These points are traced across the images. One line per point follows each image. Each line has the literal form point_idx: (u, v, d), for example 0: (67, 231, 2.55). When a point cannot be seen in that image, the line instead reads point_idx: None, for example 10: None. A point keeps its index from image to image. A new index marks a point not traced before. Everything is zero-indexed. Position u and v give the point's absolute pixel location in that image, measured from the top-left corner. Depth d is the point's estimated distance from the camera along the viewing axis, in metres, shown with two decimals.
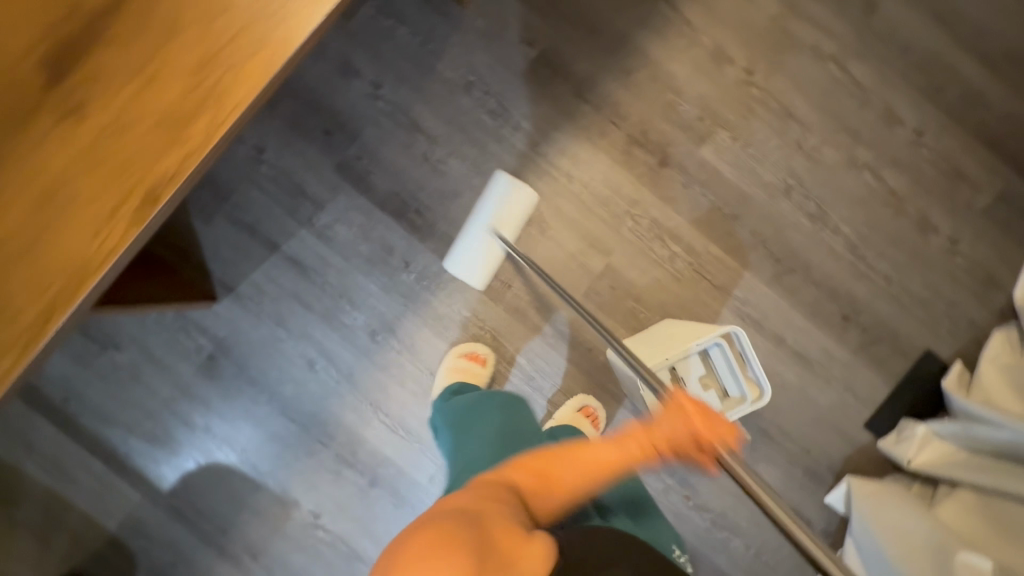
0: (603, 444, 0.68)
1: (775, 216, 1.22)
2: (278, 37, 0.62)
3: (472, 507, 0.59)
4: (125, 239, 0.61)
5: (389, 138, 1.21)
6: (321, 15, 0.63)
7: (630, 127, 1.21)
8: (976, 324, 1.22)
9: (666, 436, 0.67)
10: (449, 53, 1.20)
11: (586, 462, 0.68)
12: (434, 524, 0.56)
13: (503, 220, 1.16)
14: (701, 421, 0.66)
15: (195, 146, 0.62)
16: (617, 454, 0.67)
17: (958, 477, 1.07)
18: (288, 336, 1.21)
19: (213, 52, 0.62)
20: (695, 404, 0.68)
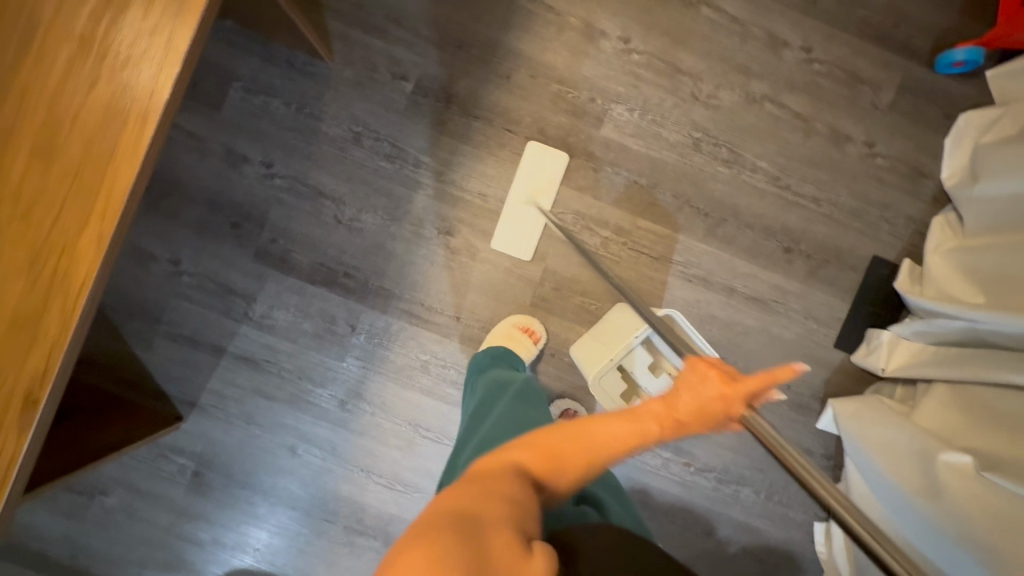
0: (612, 418, 0.59)
1: (692, 173, 1.21)
2: (98, 212, 0.69)
3: (488, 501, 0.49)
4: (22, 439, 0.68)
5: (297, 212, 1.20)
6: (130, 180, 0.70)
7: (527, 130, 1.20)
8: (914, 218, 1.22)
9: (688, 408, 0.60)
10: (329, 112, 1.19)
11: (596, 437, 0.58)
12: (424, 533, 0.45)
13: (538, 189, 1.18)
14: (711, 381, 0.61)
15: (54, 338, 0.69)
16: (630, 429, 0.58)
17: (929, 373, 1.08)
18: (263, 430, 1.21)
19: (46, 228, 0.69)
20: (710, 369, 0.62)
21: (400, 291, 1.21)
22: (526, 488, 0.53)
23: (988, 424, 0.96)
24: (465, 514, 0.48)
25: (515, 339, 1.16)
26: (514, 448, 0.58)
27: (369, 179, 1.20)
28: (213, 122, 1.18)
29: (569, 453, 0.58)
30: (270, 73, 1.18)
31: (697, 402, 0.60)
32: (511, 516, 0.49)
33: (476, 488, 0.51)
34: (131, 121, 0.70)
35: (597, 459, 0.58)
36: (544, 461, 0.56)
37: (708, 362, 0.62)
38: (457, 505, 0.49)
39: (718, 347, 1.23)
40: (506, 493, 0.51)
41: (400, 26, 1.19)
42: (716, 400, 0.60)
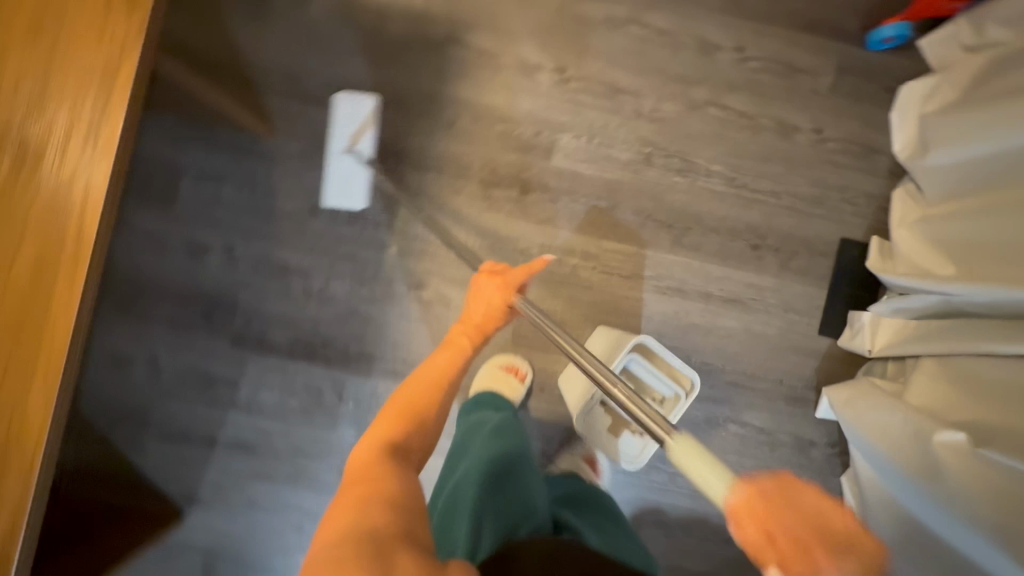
0: (427, 368, 0.90)
1: (648, 187, 1.22)
2: (52, 341, 0.79)
3: (367, 504, 0.64)
4: (11, 551, 0.78)
5: (267, 291, 1.20)
6: (80, 310, 0.80)
7: (479, 172, 1.20)
8: (874, 194, 1.23)
9: (481, 315, 0.99)
10: (282, 189, 1.20)
11: (418, 383, 0.87)
12: (334, 557, 0.57)
13: (354, 138, 1.18)
14: (495, 279, 1.00)
15: (32, 461, 0.78)
16: (437, 371, 0.89)
17: (914, 349, 1.07)
18: (267, 512, 1.20)
19: (16, 405, 0.78)
20: (494, 274, 1.00)
21: (381, 352, 1.21)
22: (398, 469, 0.71)
23: (979, 394, 0.93)
24: (352, 520, 0.62)
25: (501, 380, 1.16)
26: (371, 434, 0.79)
27: (333, 247, 1.20)
28: (169, 218, 1.19)
29: (402, 412, 0.82)
30: (218, 160, 1.19)
31: (484, 302, 0.98)
32: (393, 503, 0.65)
33: (356, 480, 0.69)
34: (65, 263, 0.80)
35: (433, 394, 0.86)
36: (399, 427, 0.79)
37: (484, 274, 1.01)
38: (344, 517, 0.63)
39: (704, 353, 1.23)
40: (386, 486, 0.68)
41: (338, 94, 1.20)
42: (500, 287, 0.99)
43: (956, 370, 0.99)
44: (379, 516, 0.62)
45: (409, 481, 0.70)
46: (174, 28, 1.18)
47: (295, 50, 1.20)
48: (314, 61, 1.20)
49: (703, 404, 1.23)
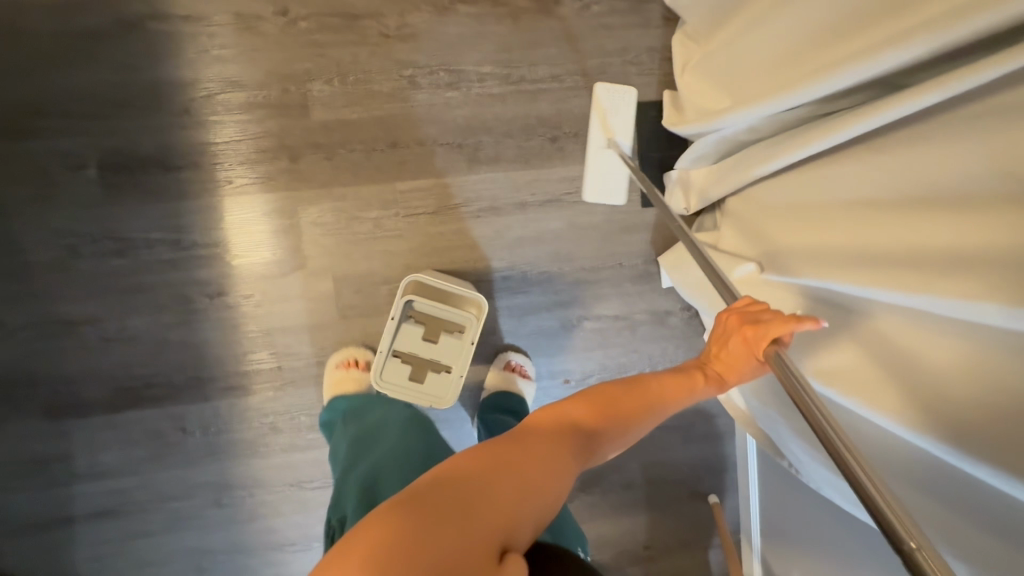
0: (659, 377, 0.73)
1: (425, 111, 1.12)
2: None
3: (500, 475, 0.53)
4: None
5: (61, 351, 1.09)
6: None
7: (240, 154, 1.09)
8: (654, 47, 1.17)
9: (724, 359, 0.74)
10: (29, 240, 1.07)
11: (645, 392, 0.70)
12: (417, 508, 0.48)
13: None
14: (751, 329, 0.69)
15: None
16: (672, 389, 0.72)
17: (713, 194, 1.04)
18: (160, 564, 1.16)
19: None
20: (742, 316, 0.72)
21: (211, 371, 1.13)
22: (563, 466, 0.57)
23: (764, 222, 0.92)
24: (474, 477, 0.52)
25: (342, 378, 1.09)
26: (564, 404, 0.66)
27: (113, 284, 1.09)
28: None
29: (621, 406, 0.68)
30: None
31: (733, 358, 0.72)
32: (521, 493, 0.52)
33: (520, 444, 0.57)
34: None
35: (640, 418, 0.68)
36: (593, 420, 0.65)
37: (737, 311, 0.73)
38: (461, 471, 0.52)
39: (539, 263, 1.19)
40: (532, 470, 0.55)
41: (47, 117, 1.05)
42: (750, 343, 0.70)
43: (749, 207, 0.97)
44: (499, 493, 0.51)
45: (558, 484, 0.56)
46: None
47: None
48: (4, 88, 1.04)
49: (554, 312, 1.21)
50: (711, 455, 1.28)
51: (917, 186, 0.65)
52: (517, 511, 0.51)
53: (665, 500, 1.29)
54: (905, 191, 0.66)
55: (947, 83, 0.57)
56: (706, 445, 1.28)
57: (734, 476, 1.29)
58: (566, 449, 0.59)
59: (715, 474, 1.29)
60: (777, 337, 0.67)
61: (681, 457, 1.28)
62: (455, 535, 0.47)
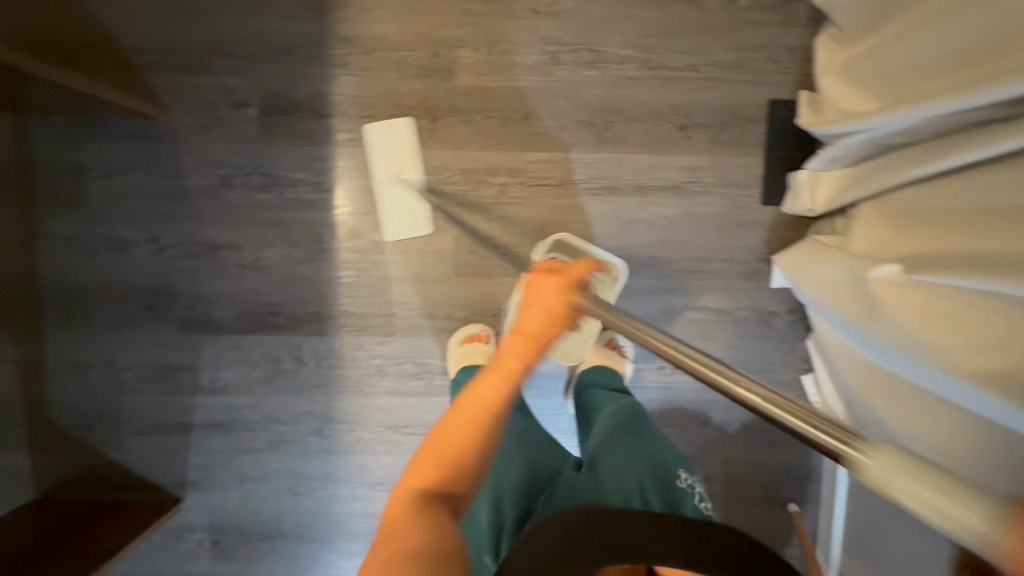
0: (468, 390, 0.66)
1: (561, 87, 1.16)
2: None
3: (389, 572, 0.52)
4: None
5: (202, 272, 1.19)
6: None
7: (385, 109, 1.16)
8: (796, 47, 1.17)
9: (536, 321, 0.71)
10: (190, 166, 1.16)
11: (463, 412, 0.64)
12: None
13: None
14: (552, 287, 0.73)
15: None
16: (489, 388, 0.65)
17: (851, 197, 1.03)
18: (259, 482, 1.24)
19: None
20: (546, 274, 0.75)
21: (329, 309, 1.20)
22: (427, 526, 0.56)
23: (906, 228, 0.91)
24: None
25: (467, 351, 1.15)
26: (403, 480, 0.63)
27: (255, 215, 1.17)
28: (85, 220, 1.17)
29: (450, 439, 0.63)
30: (120, 151, 1.16)
31: (545, 314, 0.72)
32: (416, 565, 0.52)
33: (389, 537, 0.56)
34: None
35: (482, 416, 0.64)
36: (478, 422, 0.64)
37: (539, 271, 0.76)
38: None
39: (650, 247, 1.21)
40: (412, 542, 0.55)
41: (220, 56, 1.14)
42: (559, 293, 0.73)
43: (889, 211, 0.96)
44: None
45: (441, 528, 0.56)
46: (32, 21, 1.12)
47: (165, 19, 1.13)
48: (188, 26, 1.14)
49: (658, 297, 1.22)
50: (796, 462, 1.27)
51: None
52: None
53: (742, 500, 1.28)
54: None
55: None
56: (792, 451, 1.27)
57: (818, 488, 1.27)
58: (422, 518, 0.57)
59: (798, 482, 1.27)
60: (578, 276, 0.78)
61: (765, 459, 1.27)
62: None
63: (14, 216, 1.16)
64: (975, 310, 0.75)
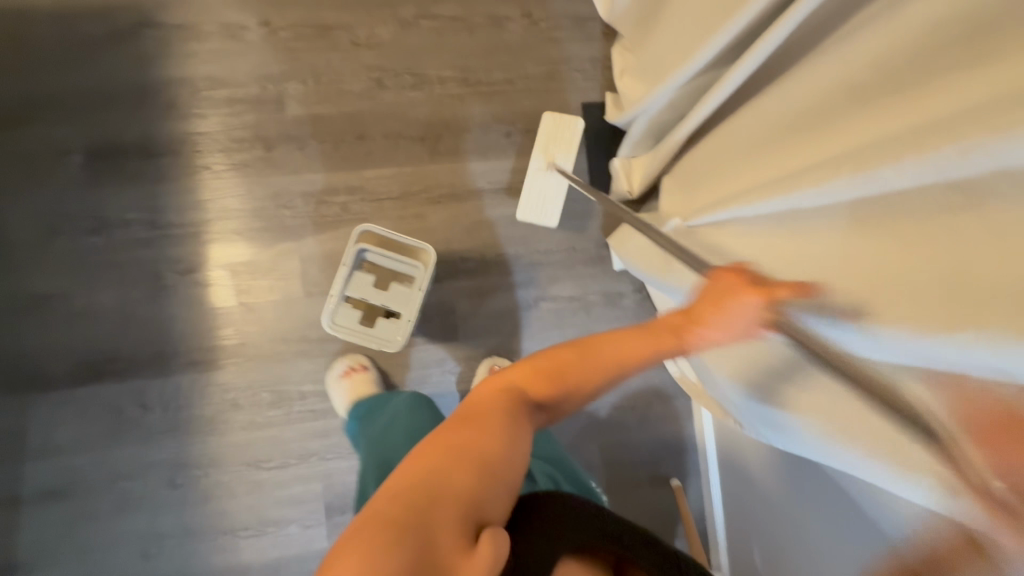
0: (624, 334, 0.74)
1: (390, 109, 1.25)
2: None
3: (461, 462, 0.54)
4: None
5: (29, 326, 1.12)
6: None
7: (218, 143, 1.19)
8: (597, 57, 1.32)
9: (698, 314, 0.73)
10: (12, 218, 1.13)
11: (610, 354, 0.71)
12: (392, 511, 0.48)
13: None
14: (737, 291, 0.70)
15: None
16: (643, 346, 0.73)
17: (651, 173, 1.15)
18: (105, 552, 1.12)
19: None
20: (739, 279, 0.72)
21: (174, 346, 1.16)
22: (504, 441, 0.58)
23: (689, 187, 1.03)
24: (429, 493, 0.51)
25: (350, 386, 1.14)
26: (511, 371, 0.68)
27: (86, 261, 1.14)
28: None
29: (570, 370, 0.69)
30: None
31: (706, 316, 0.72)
32: (460, 515, 0.50)
33: (485, 429, 0.58)
34: None
35: (598, 371, 0.70)
36: (510, 397, 0.63)
37: (732, 275, 0.72)
38: (434, 465, 0.53)
39: (496, 246, 1.27)
40: (485, 448, 0.56)
41: (41, 108, 1.15)
42: (733, 304, 0.70)
43: (682, 176, 1.06)
44: (457, 481, 0.53)
45: (510, 454, 0.58)
46: None
47: None
48: (5, 83, 1.14)
49: (511, 293, 1.27)
50: (670, 435, 1.30)
51: (803, 108, 0.74)
52: (494, 489, 0.55)
53: (626, 483, 1.28)
54: (793, 116, 0.75)
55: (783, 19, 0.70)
56: (664, 425, 1.30)
57: (695, 459, 1.30)
58: (514, 427, 0.60)
59: (677, 456, 1.30)
60: (780, 295, 0.68)
61: (641, 437, 1.29)
62: (457, 516, 0.50)
63: None
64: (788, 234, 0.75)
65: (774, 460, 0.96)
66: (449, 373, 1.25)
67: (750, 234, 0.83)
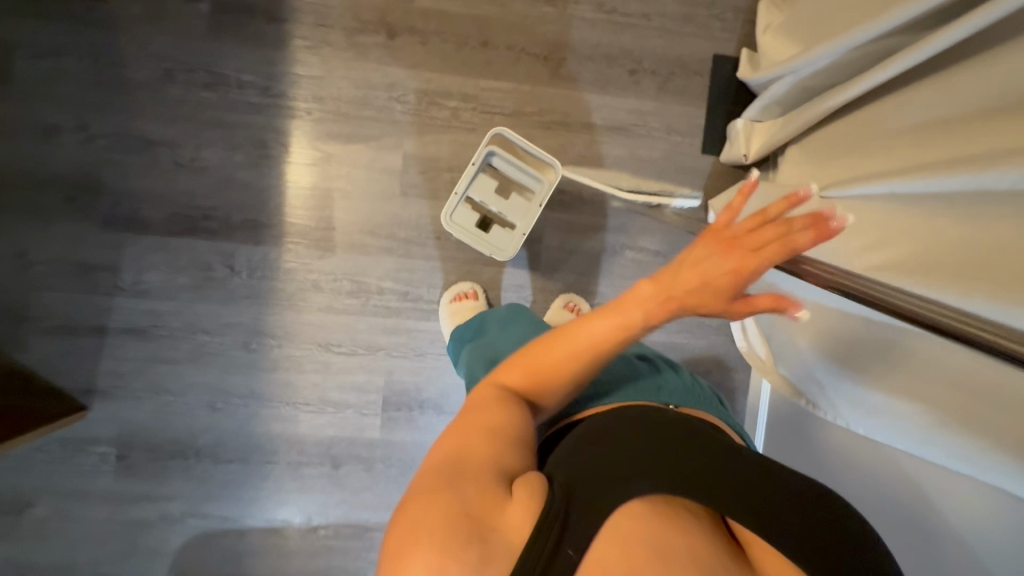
0: (570, 332, 0.64)
1: (519, 20, 1.20)
2: None
3: (470, 433, 0.58)
4: None
5: (134, 168, 1.14)
6: None
7: (342, 21, 1.16)
8: (742, 9, 1.24)
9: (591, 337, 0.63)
10: (130, 56, 1.12)
11: (558, 359, 0.64)
12: (427, 480, 0.55)
13: None
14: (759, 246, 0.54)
15: None
16: (593, 337, 0.63)
17: (776, 143, 1.11)
18: (175, 396, 1.18)
19: None
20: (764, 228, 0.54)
21: (267, 217, 1.17)
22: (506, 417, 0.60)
23: (823, 161, 0.99)
24: (452, 462, 0.56)
25: (459, 309, 1.17)
26: (511, 370, 0.66)
27: (196, 115, 1.14)
28: (8, 98, 1.10)
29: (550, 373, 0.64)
30: (53, 32, 1.10)
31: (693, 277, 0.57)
32: (481, 472, 0.55)
33: (479, 407, 0.61)
34: None
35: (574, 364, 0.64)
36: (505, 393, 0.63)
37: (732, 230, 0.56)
38: (450, 441, 0.58)
39: (595, 185, 1.24)
40: (486, 413, 0.60)
41: None
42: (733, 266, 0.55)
43: (814, 151, 1.03)
44: (473, 447, 0.57)
45: (509, 416, 0.60)
46: None
47: None
48: None
49: (599, 235, 1.26)
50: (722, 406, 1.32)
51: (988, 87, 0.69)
52: (515, 446, 0.59)
53: None
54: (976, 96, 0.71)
55: (978, 11, 0.66)
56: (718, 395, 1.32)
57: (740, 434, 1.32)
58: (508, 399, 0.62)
59: None
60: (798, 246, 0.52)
61: None
62: (480, 470, 0.55)
63: None
64: (941, 218, 0.71)
65: (858, 442, 0.96)
66: (523, 300, 1.26)
67: (888, 215, 0.79)
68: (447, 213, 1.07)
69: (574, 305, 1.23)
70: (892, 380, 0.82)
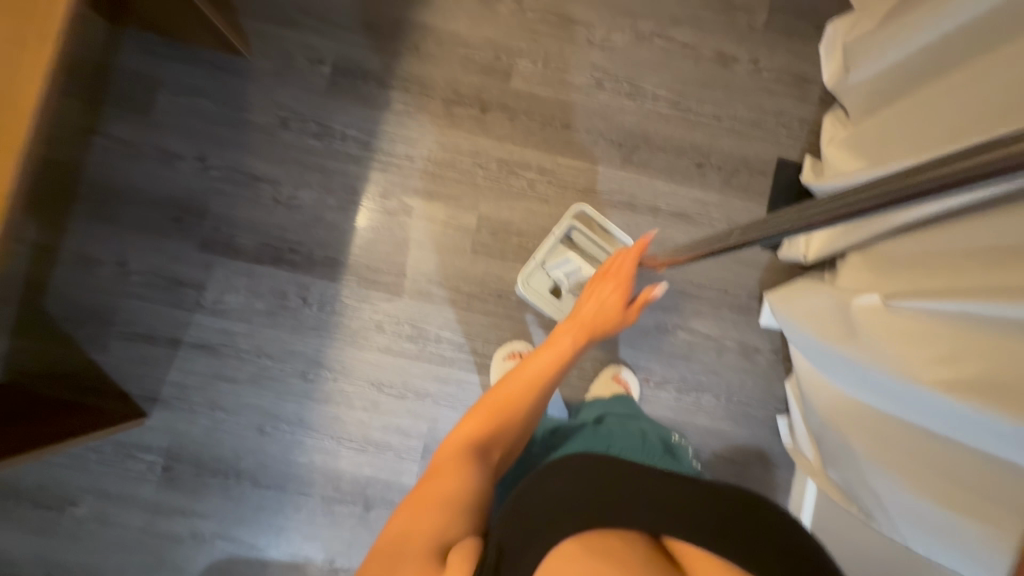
0: (515, 376, 0.86)
1: (601, 109, 1.31)
2: None
3: (421, 509, 0.65)
4: None
5: (238, 199, 1.25)
6: None
7: (442, 92, 1.29)
8: (809, 120, 1.33)
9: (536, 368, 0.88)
10: (254, 102, 1.27)
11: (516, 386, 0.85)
12: (379, 556, 0.62)
13: None
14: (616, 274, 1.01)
15: None
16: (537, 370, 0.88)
17: (837, 248, 1.15)
18: (229, 415, 1.22)
19: None
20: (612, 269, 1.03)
21: (347, 257, 1.26)
22: (457, 473, 0.69)
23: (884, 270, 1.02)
24: (399, 541, 0.62)
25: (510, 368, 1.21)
26: (463, 422, 0.79)
27: (300, 159, 1.26)
28: (143, 127, 1.25)
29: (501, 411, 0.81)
30: (194, 75, 1.26)
31: (606, 298, 1.00)
32: (420, 549, 0.60)
33: (435, 475, 0.69)
34: None
35: (525, 391, 0.84)
36: (464, 441, 0.75)
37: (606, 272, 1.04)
38: (404, 514, 0.65)
39: None
40: (439, 481, 0.68)
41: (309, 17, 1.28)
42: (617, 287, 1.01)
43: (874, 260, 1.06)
44: (418, 521, 0.63)
45: (457, 481, 0.68)
46: None
47: None
48: None
49: (654, 312, 1.30)
50: None
51: None
52: (456, 517, 0.65)
53: None
54: None
55: None
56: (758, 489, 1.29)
57: None
58: (462, 463, 0.71)
59: None
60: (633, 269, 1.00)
61: None
62: (419, 547, 0.60)
63: (83, 110, 1.23)
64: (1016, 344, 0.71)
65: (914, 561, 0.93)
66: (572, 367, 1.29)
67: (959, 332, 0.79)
68: (524, 274, 1.18)
69: (622, 378, 1.25)
70: (962, 500, 0.80)
